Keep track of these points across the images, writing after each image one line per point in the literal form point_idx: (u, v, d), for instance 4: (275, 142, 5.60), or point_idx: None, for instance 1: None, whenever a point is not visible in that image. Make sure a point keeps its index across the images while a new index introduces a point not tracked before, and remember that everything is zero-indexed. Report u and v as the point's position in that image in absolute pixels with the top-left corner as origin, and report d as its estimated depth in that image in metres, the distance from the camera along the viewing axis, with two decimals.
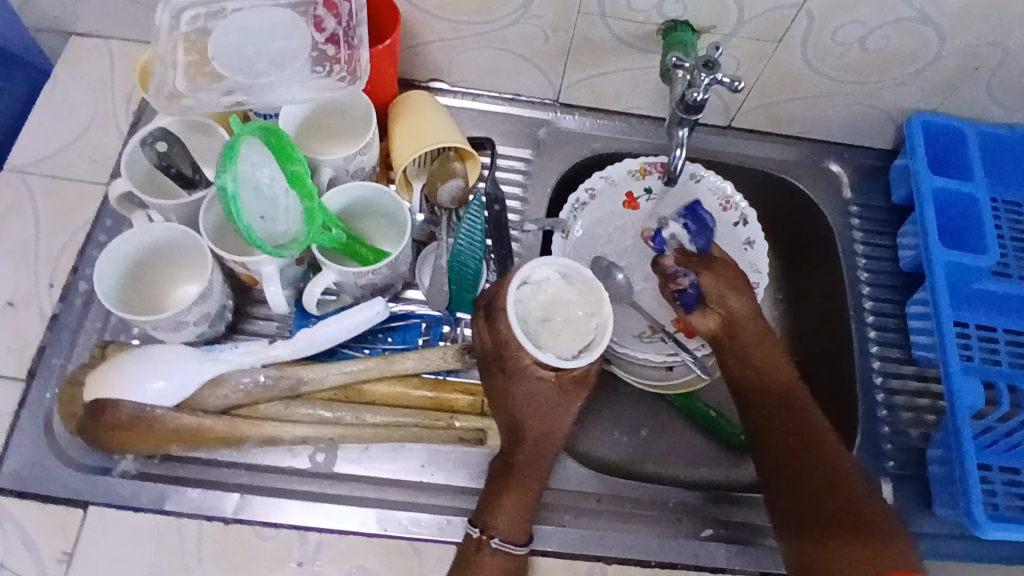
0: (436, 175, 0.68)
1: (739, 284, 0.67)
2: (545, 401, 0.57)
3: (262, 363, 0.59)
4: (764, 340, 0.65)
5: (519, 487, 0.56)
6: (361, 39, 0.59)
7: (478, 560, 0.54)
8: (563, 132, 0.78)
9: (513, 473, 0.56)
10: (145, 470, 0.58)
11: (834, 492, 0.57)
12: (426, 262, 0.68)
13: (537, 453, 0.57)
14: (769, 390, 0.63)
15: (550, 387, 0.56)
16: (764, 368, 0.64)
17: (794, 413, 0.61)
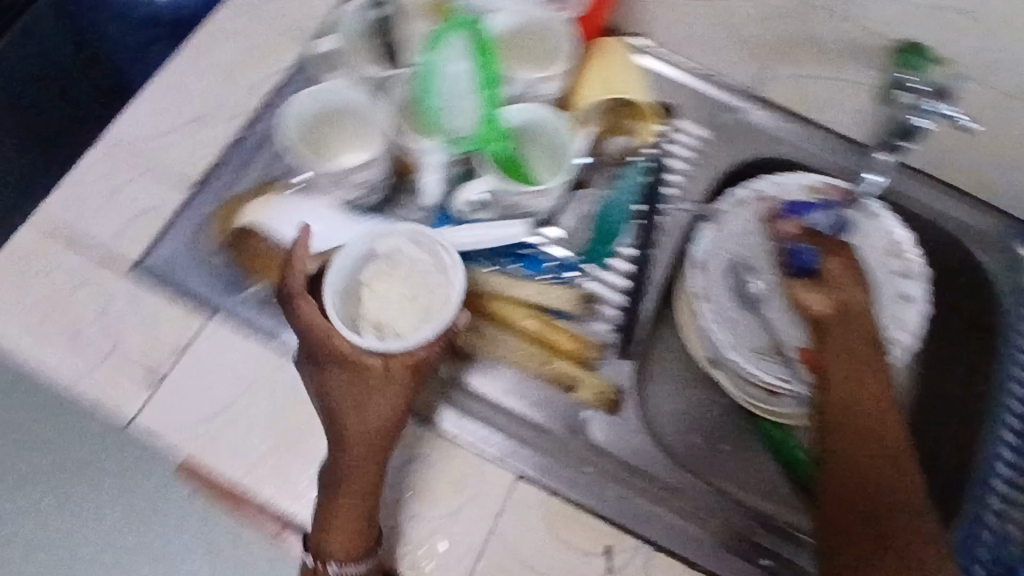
0: (610, 127, 0.67)
1: (853, 279, 0.62)
2: (369, 388, 0.55)
3: (395, 244, 0.60)
4: (866, 349, 0.59)
5: (351, 495, 0.53)
6: None
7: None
8: (750, 123, 0.74)
9: (337, 483, 0.54)
10: (270, 302, 0.62)
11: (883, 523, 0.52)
12: (570, 208, 0.66)
13: (369, 470, 0.54)
14: (860, 397, 0.57)
15: (347, 381, 0.56)
16: (856, 379, 0.58)
17: (875, 430, 0.56)
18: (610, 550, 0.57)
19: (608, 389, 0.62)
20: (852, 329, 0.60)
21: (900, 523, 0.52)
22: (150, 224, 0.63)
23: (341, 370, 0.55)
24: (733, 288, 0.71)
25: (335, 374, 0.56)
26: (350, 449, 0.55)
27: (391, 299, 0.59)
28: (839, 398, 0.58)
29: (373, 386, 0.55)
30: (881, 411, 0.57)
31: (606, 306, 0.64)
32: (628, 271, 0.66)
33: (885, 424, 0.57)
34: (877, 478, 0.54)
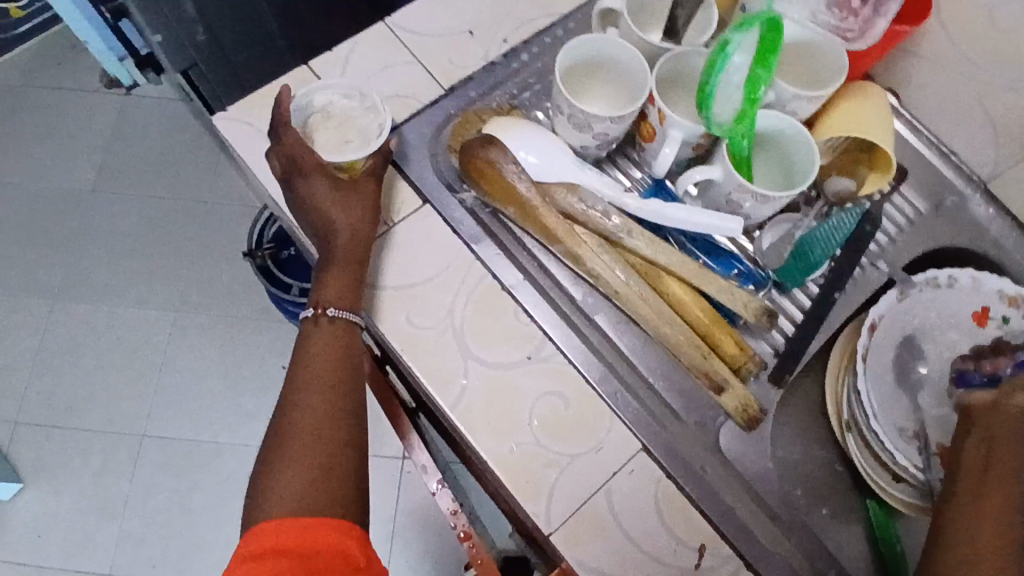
0: (838, 165, 0.69)
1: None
2: (327, 195, 0.61)
3: (609, 201, 0.64)
4: (1016, 445, 0.57)
5: (342, 267, 0.60)
6: (888, 11, 0.61)
7: (314, 332, 0.58)
8: (972, 214, 0.73)
9: (335, 254, 0.60)
10: (477, 211, 0.65)
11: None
12: (777, 226, 0.67)
13: (357, 242, 0.61)
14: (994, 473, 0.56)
15: (332, 187, 0.61)
16: (994, 457, 0.58)
17: (1002, 506, 0.54)
18: (704, 549, 0.58)
19: (754, 406, 0.62)
20: (1010, 424, 0.59)
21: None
22: (398, 107, 0.69)
23: (302, 178, 0.61)
24: (895, 363, 0.71)
25: (323, 181, 0.61)
26: (342, 232, 0.60)
27: (335, 137, 0.63)
28: (972, 479, 0.57)
29: (333, 178, 0.61)
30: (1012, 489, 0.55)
31: (776, 330, 0.66)
32: (806, 306, 0.67)
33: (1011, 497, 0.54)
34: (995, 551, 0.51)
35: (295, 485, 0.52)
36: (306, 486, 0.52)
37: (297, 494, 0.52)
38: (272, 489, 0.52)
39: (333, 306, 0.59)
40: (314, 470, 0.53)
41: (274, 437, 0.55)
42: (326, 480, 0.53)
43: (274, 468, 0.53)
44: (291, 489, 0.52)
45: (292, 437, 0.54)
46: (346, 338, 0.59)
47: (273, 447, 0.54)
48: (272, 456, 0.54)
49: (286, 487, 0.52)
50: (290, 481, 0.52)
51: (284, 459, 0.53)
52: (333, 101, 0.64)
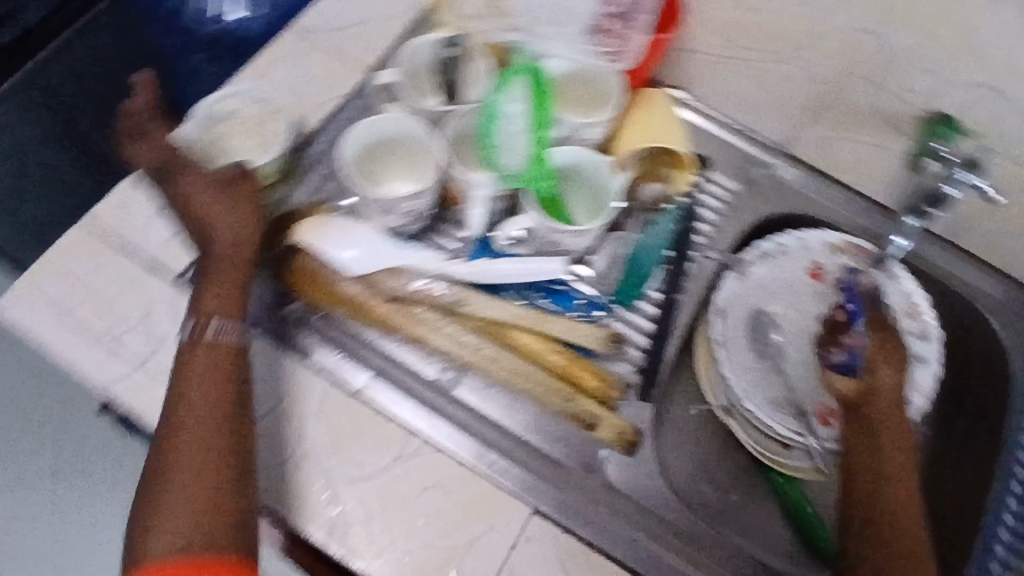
0: (646, 173, 0.71)
1: (884, 357, 0.63)
2: (218, 199, 0.61)
3: (438, 273, 0.62)
4: (894, 435, 0.61)
5: (228, 273, 0.59)
6: (640, 29, 0.65)
7: (192, 355, 0.56)
8: (783, 181, 0.76)
9: (212, 258, 0.60)
10: (303, 319, 0.63)
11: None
12: (606, 245, 0.67)
13: (238, 246, 0.60)
14: (884, 468, 0.60)
15: (212, 185, 0.61)
16: (875, 452, 0.61)
17: (900, 527, 0.58)
18: None
19: (628, 430, 0.63)
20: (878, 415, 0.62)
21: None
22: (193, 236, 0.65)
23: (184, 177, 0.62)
24: (755, 344, 0.73)
25: (197, 181, 0.62)
26: (219, 221, 0.60)
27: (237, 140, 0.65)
28: (869, 498, 0.59)
29: (212, 184, 0.61)
30: (899, 494, 0.59)
31: (631, 346, 0.66)
32: (655, 316, 0.68)
33: (904, 505, 0.59)
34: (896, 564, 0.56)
35: (184, 513, 0.50)
36: (200, 512, 0.50)
37: (220, 456, 0.52)
38: (163, 517, 0.50)
39: (217, 319, 0.57)
40: (209, 496, 0.51)
41: (158, 445, 0.53)
42: (222, 503, 0.51)
43: (160, 492, 0.50)
44: (183, 513, 0.50)
45: (174, 454, 0.52)
46: (227, 356, 0.56)
47: (156, 470, 0.52)
48: (155, 471, 0.52)
49: (173, 523, 0.49)
50: (181, 509, 0.50)
51: (173, 484, 0.51)
52: (237, 108, 0.66)
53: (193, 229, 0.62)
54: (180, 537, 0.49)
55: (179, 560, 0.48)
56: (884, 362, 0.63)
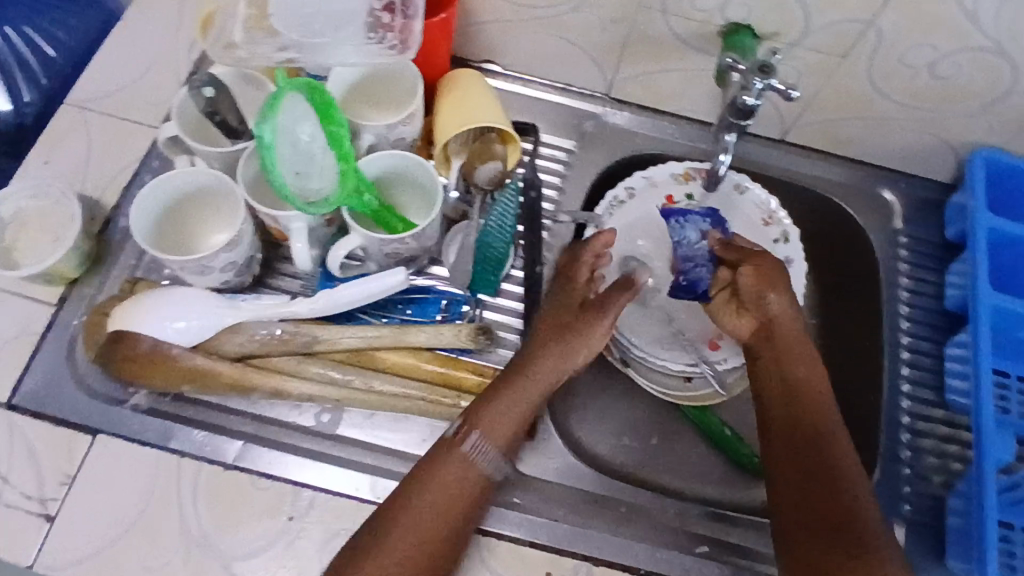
0: (476, 155, 0.69)
1: (762, 277, 0.62)
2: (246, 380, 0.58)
3: (280, 317, 0.60)
4: (797, 352, 0.60)
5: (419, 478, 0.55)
6: (417, 10, 0.60)
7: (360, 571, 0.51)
8: (611, 126, 0.77)
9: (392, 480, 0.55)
10: (156, 406, 0.60)
11: (833, 499, 0.52)
12: (453, 239, 0.67)
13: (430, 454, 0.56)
14: (797, 390, 0.58)
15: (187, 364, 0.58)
16: (784, 373, 0.60)
17: (813, 433, 0.56)
18: None
19: None
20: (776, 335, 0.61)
21: (852, 506, 0.52)
22: (17, 352, 0.61)
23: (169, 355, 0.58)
24: None
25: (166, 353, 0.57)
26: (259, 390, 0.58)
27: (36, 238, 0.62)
28: (785, 416, 0.58)
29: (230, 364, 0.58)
30: (815, 393, 0.58)
31: (506, 332, 0.65)
32: (520, 293, 0.67)
33: (815, 407, 0.57)
34: (817, 472, 0.54)
35: (514, 425, 0.57)
36: (463, 482, 0.54)
37: (525, 413, 0.58)
38: (499, 421, 0.57)
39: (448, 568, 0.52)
40: (463, 480, 0.54)
41: (509, 376, 0.59)
42: (467, 493, 0.54)
43: (489, 410, 0.57)
44: (524, 413, 0.58)
45: (526, 383, 0.58)
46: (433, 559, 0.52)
47: (494, 386, 0.57)
48: (488, 395, 0.57)
49: (506, 412, 0.57)
50: (450, 475, 0.54)
51: (405, 491, 0.53)
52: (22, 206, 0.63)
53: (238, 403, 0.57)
54: (495, 445, 0.56)
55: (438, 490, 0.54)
56: (752, 273, 0.62)
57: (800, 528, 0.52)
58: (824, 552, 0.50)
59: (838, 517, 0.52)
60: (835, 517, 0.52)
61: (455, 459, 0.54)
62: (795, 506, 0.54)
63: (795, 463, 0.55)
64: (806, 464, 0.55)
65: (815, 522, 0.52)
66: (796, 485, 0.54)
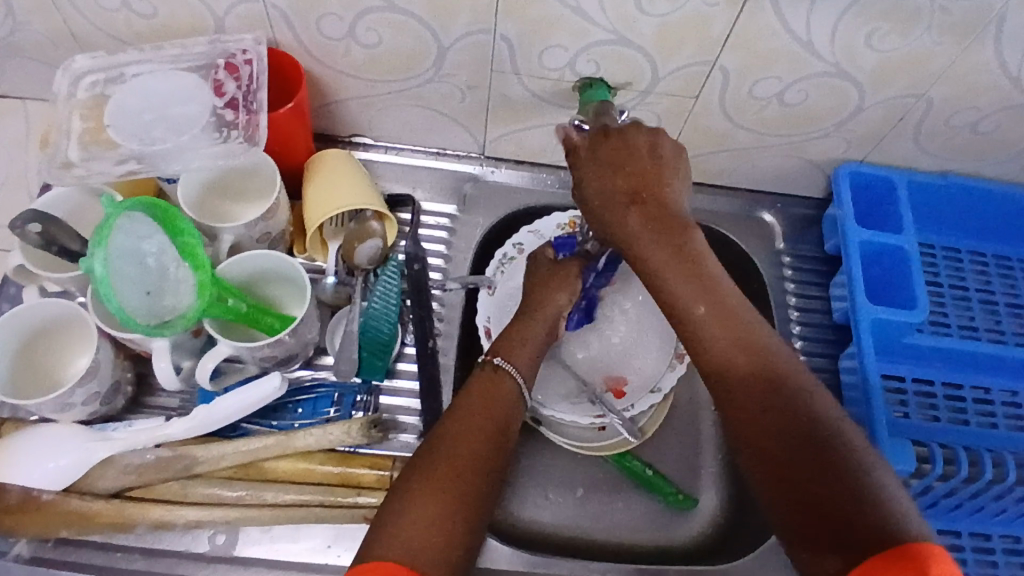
0: (354, 235, 0.67)
1: (658, 223, 0.52)
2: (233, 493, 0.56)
3: (155, 442, 0.57)
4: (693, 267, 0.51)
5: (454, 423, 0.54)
6: (260, 104, 0.59)
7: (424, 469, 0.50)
8: (491, 185, 0.77)
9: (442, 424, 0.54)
10: (38, 554, 0.56)
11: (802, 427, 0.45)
12: (337, 328, 0.65)
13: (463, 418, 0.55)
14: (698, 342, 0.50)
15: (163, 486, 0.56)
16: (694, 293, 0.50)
17: (743, 355, 0.48)
18: None
19: None
20: (667, 204, 0.53)
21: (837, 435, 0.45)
22: None
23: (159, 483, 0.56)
24: None
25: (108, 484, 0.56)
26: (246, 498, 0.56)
27: None
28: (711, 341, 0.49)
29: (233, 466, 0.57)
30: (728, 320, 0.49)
31: (403, 414, 0.64)
32: (414, 370, 0.66)
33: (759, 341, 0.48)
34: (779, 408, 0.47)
35: (534, 354, 0.62)
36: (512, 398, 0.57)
37: (540, 337, 0.63)
38: (522, 349, 0.62)
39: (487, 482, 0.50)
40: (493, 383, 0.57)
41: (521, 318, 0.64)
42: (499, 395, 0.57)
43: (518, 341, 0.62)
44: (540, 349, 0.63)
45: (535, 325, 0.63)
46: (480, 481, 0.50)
47: (516, 324, 0.64)
48: (509, 334, 0.62)
49: (524, 336, 0.62)
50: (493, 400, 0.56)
51: (449, 442, 0.52)
52: None
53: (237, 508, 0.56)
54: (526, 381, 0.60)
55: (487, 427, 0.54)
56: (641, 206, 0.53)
57: (777, 463, 0.45)
58: (816, 488, 0.43)
59: (808, 442, 0.45)
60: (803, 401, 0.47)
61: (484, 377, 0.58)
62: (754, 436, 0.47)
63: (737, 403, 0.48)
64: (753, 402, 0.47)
65: (789, 462, 0.45)
66: (755, 413, 0.47)
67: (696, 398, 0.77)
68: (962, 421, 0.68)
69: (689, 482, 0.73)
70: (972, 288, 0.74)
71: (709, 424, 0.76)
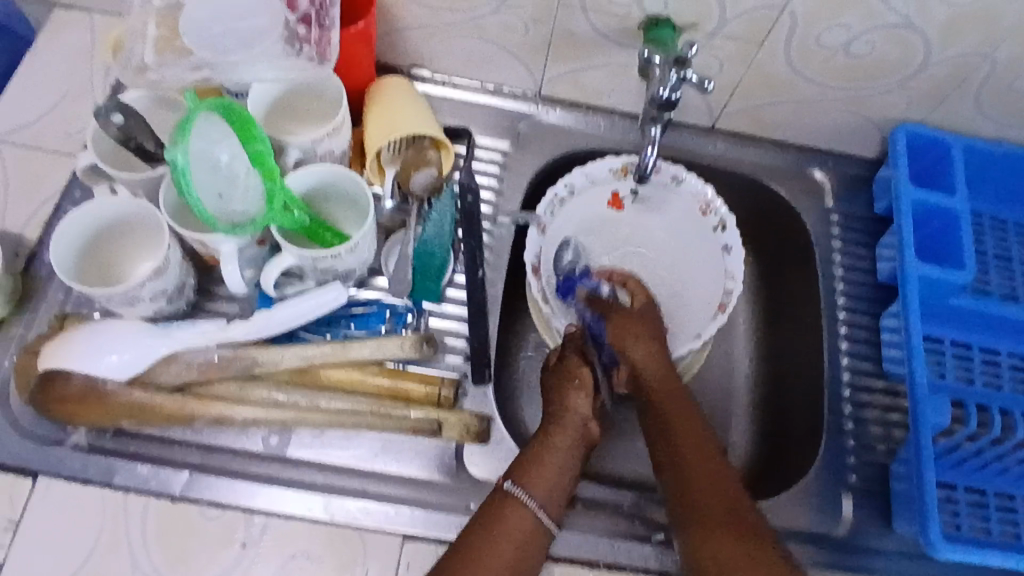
0: (411, 163, 0.68)
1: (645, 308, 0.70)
2: (307, 392, 0.59)
3: (216, 342, 0.59)
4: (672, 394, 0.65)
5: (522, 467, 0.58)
6: (333, 20, 0.60)
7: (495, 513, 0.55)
8: (544, 125, 0.77)
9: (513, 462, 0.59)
10: (97, 444, 0.59)
11: (714, 507, 0.57)
12: (392, 250, 0.67)
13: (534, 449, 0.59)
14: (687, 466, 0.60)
15: (220, 386, 0.58)
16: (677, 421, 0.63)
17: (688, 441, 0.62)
18: None
19: (473, 421, 0.61)
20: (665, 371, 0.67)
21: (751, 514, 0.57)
22: None
23: (220, 383, 0.59)
24: None
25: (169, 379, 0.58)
26: (312, 399, 0.59)
27: None
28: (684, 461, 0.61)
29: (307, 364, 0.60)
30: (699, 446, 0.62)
31: (451, 337, 0.66)
32: (463, 298, 0.67)
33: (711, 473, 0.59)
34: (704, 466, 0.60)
35: (557, 480, 0.58)
36: (563, 470, 0.59)
37: (563, 481, 0.58)
38: (541, 471, 0.58)
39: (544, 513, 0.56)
40: (521, 519, 0.55)
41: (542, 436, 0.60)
42: (527, 528, 0.55)
43: (540, 466, 0.58)
44: (564, 476, 0.58)
45: (558, 442, 0.60)
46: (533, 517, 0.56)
47: (537, 447, 0.59)
48: (530, 456, 0.58)
49: (551, 471, 0.58)
50: (512, 533, 0.54)
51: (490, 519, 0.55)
52: None
53: (308, 408, 0.59)
54: (550, 513, 0.56)
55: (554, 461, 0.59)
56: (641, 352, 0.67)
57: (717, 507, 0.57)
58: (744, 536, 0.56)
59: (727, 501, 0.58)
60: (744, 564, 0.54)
61: (506, 504, 0.55)
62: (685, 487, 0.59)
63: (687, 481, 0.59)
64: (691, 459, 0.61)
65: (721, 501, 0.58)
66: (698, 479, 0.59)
67: (731, 350, 0.78)
68: (996, 386, 0.70)
69: (719, 428, 0.75)
70: (1017, 257, 0.74)
71: (743, 375, 0.77)
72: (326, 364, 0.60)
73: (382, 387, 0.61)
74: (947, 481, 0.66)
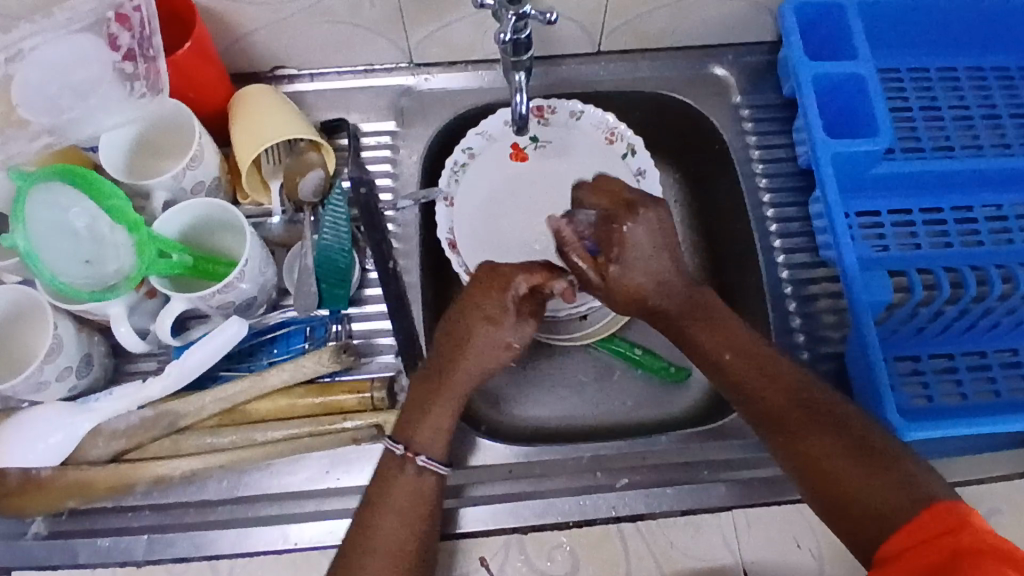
0: (293, 170, 0.66)
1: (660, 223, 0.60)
2: (238, 431, 0.59)
3: (138, 404, 0.58)
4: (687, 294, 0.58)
5: (416, 406, 0.56)
6: (157, 49, 0.56)
7: (395, 478, 0.54)
8: (427, 93, 0.74)
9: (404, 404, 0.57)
10: (55, 528, 0.59)
11: (870, 462, 0.49)
12: (293, 265, 0.65)
13: (421, 390, 0.57)
14: (787, 413, 0.52)
15: (156, 447, 0.58)
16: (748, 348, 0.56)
17: (763, 371, 0.55)
18: (485, 560, 0.58)
19: None
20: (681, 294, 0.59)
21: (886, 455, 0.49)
22: None
23: (156, 442, 0.58)
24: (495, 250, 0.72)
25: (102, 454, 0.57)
26: (245, 435, 0.58)
27: None
28: (786, 407, 0.52)
29: (235, 404, 0.59)
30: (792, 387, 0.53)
31: (379, 337, 0.65)
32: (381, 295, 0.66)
33: (824, 414, 0.52)
34: (815, 409, 0.52)
35: (440, 424, 0.56)
36: (447, 409, 0.56)
37: (454, 417, 0.57)
38: (425, 418, 0.56)
39: (424, 455, 0.54)
40: (418, 494, 0.54)
41: (429, 375, 0.57)
42: (424, 507, 0.54)
43: (425, 410, 0.56)
44: (449, 416, 0.56)
45: (459, 375, 0.57)
46: (422, 483, 0.54)
47: (418, 398, 0.56)
48: (412, 405, 0.56)
49: (437, 415, 0.56)
50: (395, 496, 0.53)
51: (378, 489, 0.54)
52: None
53: (244, 448, 0.58)
54: (434, 457, 0.55)
55: (448, 397, 0.56)
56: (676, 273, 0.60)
57: (856, 461, 0.49)
58: (898, 488, 0.47)
59: (864, 450, 0.49)
60: (892, 512, 0.46)
61: (405, 476, 0.54)
62: (788, 443, 0.52)
63: (790, 422, 0.52)
64: (789, 403, 0.53)
65: (862, 452, 0.49)
66: (796, 417, 0.52)
67: None
68: (945, 245, 0.67)
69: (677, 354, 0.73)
70: (941, 108, 0.70)
71: None
72: (252, 401, 0.59)
73: (313, 408, 0.60)
74: (910, 354, 0.64)
